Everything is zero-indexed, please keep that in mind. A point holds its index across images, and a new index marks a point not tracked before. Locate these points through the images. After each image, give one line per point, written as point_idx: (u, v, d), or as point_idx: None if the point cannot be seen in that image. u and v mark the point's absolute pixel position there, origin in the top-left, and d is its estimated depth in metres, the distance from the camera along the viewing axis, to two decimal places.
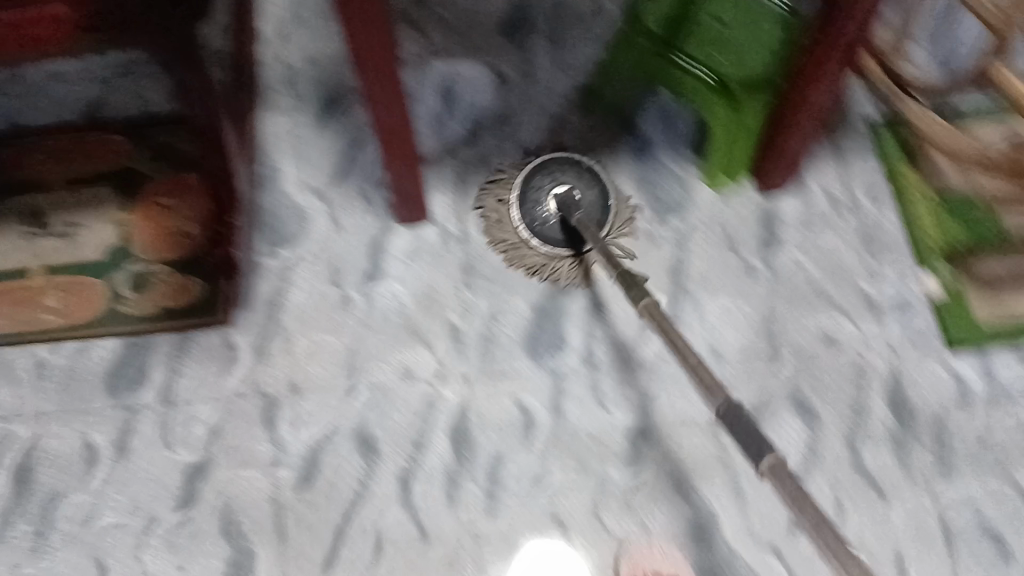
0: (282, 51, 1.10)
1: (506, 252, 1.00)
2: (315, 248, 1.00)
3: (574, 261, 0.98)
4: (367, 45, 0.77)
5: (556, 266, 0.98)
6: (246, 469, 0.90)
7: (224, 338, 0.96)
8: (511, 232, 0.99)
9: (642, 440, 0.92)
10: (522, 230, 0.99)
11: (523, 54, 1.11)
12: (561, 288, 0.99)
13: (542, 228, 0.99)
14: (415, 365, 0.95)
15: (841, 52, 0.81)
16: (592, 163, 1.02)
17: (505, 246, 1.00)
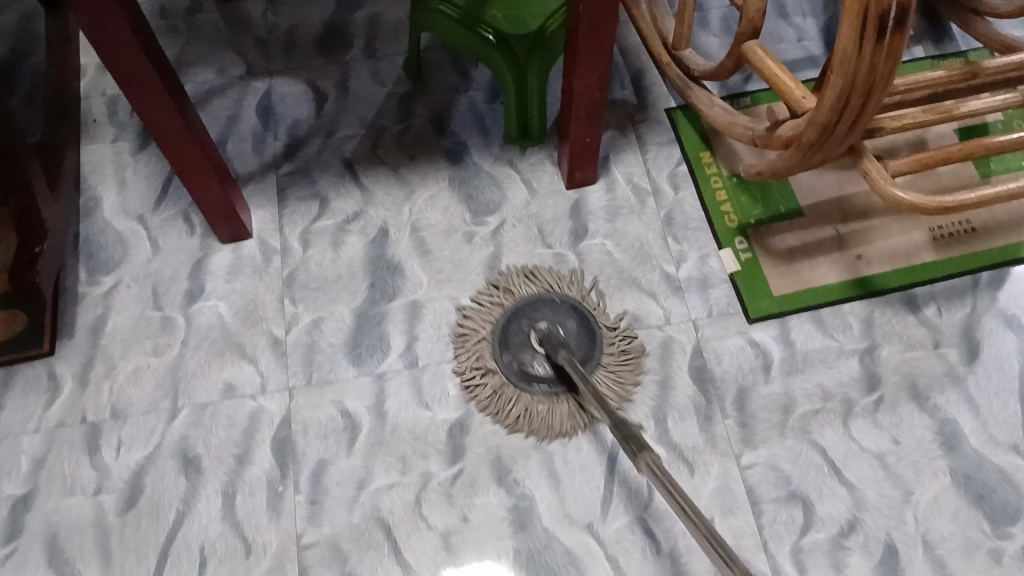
0: (121, 98, 1.19)
1: (486, 406, 0.95)
2: (141, 273, 1.04)
3: (572, 404, 0.94)
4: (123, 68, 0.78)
5: (551, 409, 0.94)
6: (69, 496, 0.91)
7: (48, 370, 0.98)
8: (483, 366, 0.97)
9: (461, 432, 0.95)
10: (502, 373, 0.96)
11: (343, 79, 1.20)
12: (547, 438, 0.94)
13: (528, 378, 0.96)
14: (237, 380, 0.97)
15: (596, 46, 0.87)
16: (569, 294, 1.01)
17: (487, 402, 0.95)
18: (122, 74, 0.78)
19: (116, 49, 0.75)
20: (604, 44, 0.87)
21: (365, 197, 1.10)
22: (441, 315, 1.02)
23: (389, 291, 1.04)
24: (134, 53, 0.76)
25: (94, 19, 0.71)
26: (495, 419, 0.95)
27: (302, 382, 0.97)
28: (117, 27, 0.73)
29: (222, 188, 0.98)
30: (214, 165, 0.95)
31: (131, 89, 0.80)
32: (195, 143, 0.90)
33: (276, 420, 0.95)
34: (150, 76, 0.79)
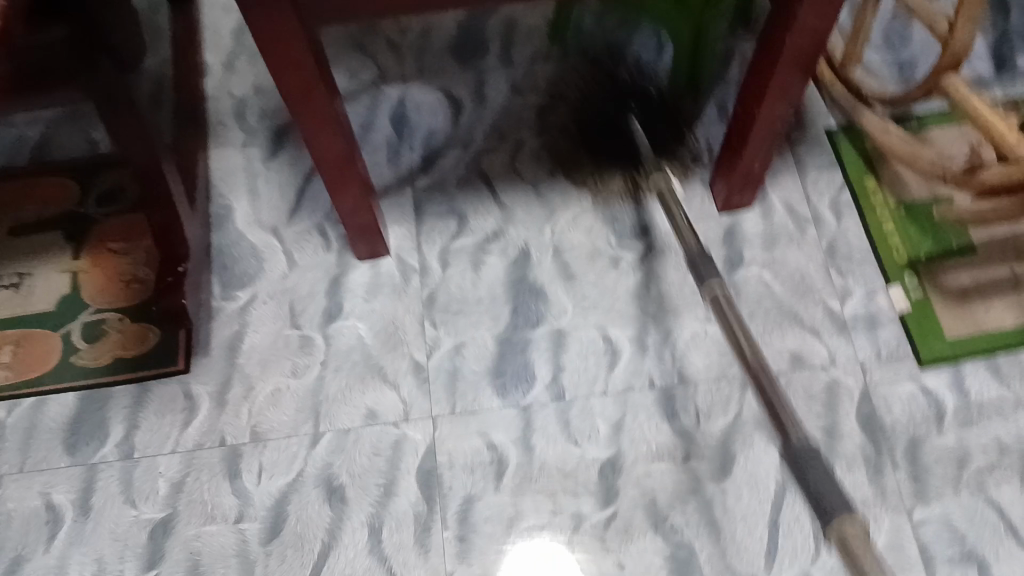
0: (250, 100, 1.15)
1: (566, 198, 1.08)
2: (277, 288, 1.01)
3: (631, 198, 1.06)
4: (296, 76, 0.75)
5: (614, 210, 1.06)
6: (211, 523, 0.88)
7: (185, 388, 0.95)
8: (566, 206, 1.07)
9: (613, 472, 0.90)
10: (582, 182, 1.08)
11: (478, 87, 1.16)
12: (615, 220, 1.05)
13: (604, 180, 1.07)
14: (378, 406, 0.94)
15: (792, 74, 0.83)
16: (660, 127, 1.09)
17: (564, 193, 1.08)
18: (288, 84, 0.76)
19: (290, 55, 0.72)
20: (803, 71, 0.82)
21: (505, 215, 1.06)
22: (589, 343, 0.97)
23: (533, 318, 0.99)
24: (302, 60, 0.73)
25: (269, 26, 0.68)
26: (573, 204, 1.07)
27: (445, 411, 0.93)
28: (292, 37, 0.70)
29: (369, 205, 0.95)
30: (361, 179, 0.92)
31: (301, 104, 0.78)
32: (348, 155, 0.87)
33: (420, 450, 0.91)
34: (317, 87, 0.76)
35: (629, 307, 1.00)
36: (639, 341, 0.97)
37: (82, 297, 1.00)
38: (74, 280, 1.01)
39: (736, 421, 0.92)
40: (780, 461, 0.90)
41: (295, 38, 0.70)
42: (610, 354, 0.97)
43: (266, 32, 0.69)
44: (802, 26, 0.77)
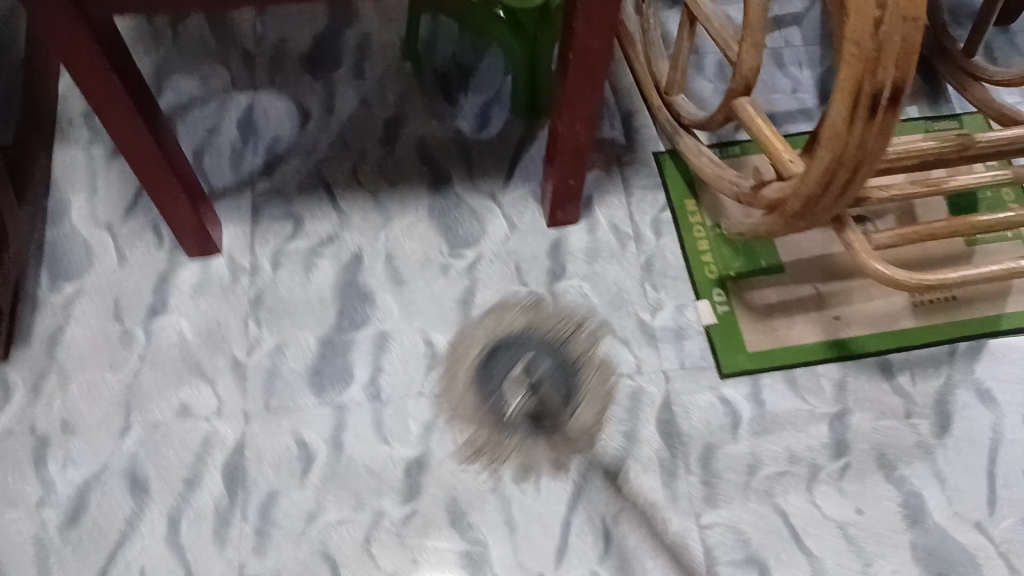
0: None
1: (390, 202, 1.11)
2: (104, 284, 1.02)
3: (441, 206, 1.10)
4: (94, 84, 0.76)
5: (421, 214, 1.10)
6: (12, 509, 0.90)
7: (2, 377, 0.96)
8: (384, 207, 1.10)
9: (418, 471, 0.93)
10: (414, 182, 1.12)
11: (328, 98, 1.19)
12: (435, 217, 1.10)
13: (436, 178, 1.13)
14: (192, 403, 0.95)
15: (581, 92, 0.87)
16: (488, 155, 1.15)
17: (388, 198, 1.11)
18: (86, 87, 0.76)
19: (82, 63, 0.73)
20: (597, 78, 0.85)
21: (340, 221, 1.09)
22: (409, 347, 1.00)
23: (358, 320, 1.02)
24: (100, 68, 0.74)
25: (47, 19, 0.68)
26: (394, 208, 1.10)
27: (259, 408, 0.95)
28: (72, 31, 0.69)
29: (186, 201, 0.95)
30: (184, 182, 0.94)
31: (101, 107, 0.78)
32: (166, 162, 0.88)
33: (229, 445, 0.93)
34: (116, 90, 0.77)
35: (452, 313, 1.03)
36: (455, 347, 1.00)
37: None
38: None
39: (539, 431, 0.96)
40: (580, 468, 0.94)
41: (94, 53, 0.72)
42: (429, 358, 1.00)
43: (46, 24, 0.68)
44: (582, 45, 0.81)
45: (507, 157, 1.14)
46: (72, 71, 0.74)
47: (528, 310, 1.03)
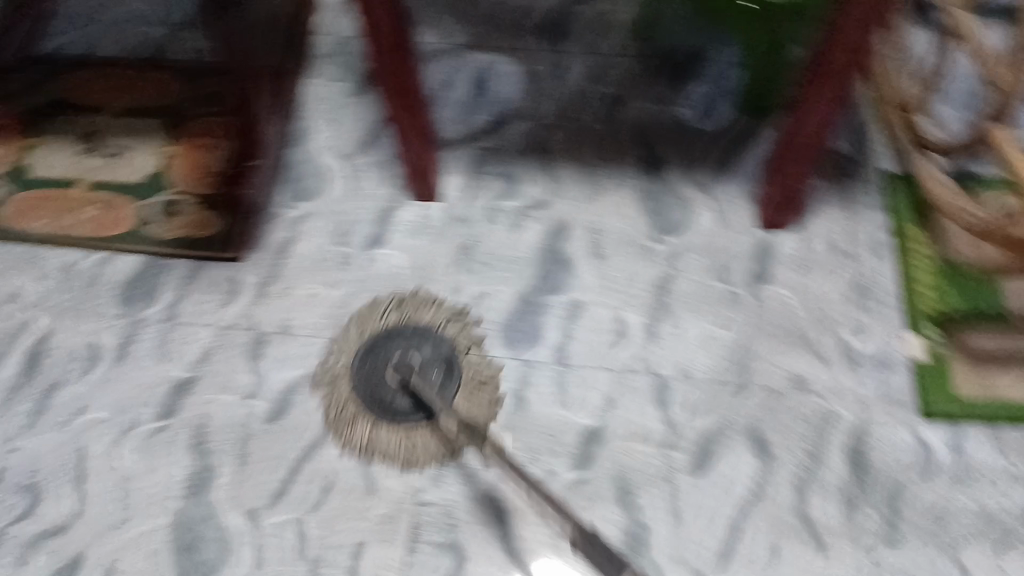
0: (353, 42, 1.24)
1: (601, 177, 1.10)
2: (333, 208, 1.09)
3: (653, 189, 1.09)
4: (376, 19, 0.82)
5: (627, 194, 1.09)
6: (223, 394, 0.97)
7: (232, 275, 1.05)
8: (594, 180, 1.10)
9: (593, 442, 0.93)
10: (626, 162, 1.11)
11: (558, 67, 1.20)
12: (643, 200, 1.08)
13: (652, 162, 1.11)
14: (390, 330, 1.00)
15: (830, 90, 0.84)
16: (710, 146, 1.12)
17: (598, 171, 1.11)
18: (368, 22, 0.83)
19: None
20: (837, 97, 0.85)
21: (553, 187, 1.10)
22: (601, 320, 1.01)
23: (555, 285, 1.03)
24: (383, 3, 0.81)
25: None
26: (603, 182, 1.10)
27: (454, 346, 1.00)
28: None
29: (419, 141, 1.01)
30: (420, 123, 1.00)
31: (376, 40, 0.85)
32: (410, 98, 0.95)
33: (422, 378, 0.98)
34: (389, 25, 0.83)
35: (647, 296, 1.02)
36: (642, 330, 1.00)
37: (167, 178, 1.12)
38: (161, 163, 1.13)
39: (715, 432, 0.94)
40: (754, 476, 0.91)
41: None
42: (617, 335, 1.00)
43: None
44: (844, 44, 0.78)
45: (728, 151, 1.12)
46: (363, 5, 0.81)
47: (722, 308, 1.01)
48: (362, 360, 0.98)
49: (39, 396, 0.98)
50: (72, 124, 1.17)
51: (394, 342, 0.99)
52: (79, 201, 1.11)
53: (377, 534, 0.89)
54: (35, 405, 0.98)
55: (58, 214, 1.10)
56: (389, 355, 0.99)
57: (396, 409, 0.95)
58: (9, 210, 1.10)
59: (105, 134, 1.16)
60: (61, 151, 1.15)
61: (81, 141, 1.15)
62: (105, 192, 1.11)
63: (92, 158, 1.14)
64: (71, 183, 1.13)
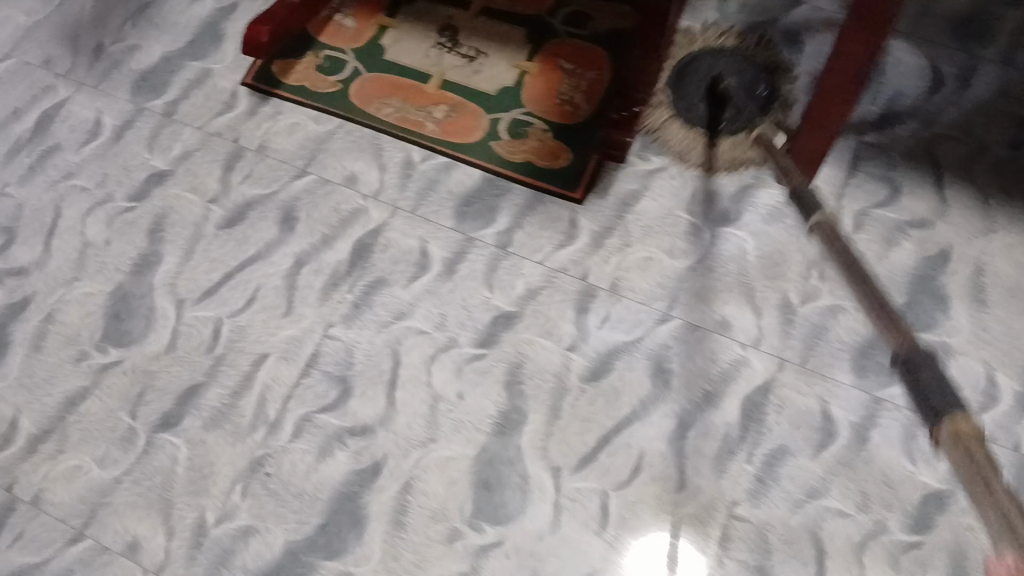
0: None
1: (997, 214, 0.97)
2: (687, 172, 1.02)
3: None
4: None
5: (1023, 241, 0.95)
6: (546, 338, 0.94)
7: (570, 215, 1.00)
8: (986, 216, 0.97)
9: (937, 508, 0.83)
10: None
11: (968, 72, 1.05)
12: None
13: None
14: (732, 322, 0.93)
15: None
16: None
17: (993, 206, 0.97)
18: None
19: None
20: None
21: (938, 208, 0.97)
22: (970, 375, 0.88)
23: (924, 321, 0.91)
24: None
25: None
26: (997, 220, 0.97)
27: (794, 357, 0.91)
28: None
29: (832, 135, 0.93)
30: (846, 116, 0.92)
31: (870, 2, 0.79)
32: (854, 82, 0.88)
33: (755, 380, 0.90)
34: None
35: None
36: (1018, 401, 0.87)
37: (521, 96, 1.07)
38: (517, 78, 1.08)
39: None
40: None
41: None
42: (988, 398, 0.87)
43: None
44: None
45: None
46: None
47: None
48: (705, 53, 1.09)
49: (363, 290, 0.98)
50: (435, 16, 1.13)
51: (714, 61, 1.09)
52: (431, 99, 1.08)
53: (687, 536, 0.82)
54: (356, 298, 0.97)
55: (409, 107, 1.07)
56: (704, 76, 1.08)
57: (692, 113, 1.06)
58: (363, 90, 1.09)
59: (465, 33, 1.12)
60: (420, 41, 1.11)
61: (441, 35, 1.12)
62: (457, 95, 1.08)
63: (451, 56, 1.10)
64: (425, 77, 1.09)
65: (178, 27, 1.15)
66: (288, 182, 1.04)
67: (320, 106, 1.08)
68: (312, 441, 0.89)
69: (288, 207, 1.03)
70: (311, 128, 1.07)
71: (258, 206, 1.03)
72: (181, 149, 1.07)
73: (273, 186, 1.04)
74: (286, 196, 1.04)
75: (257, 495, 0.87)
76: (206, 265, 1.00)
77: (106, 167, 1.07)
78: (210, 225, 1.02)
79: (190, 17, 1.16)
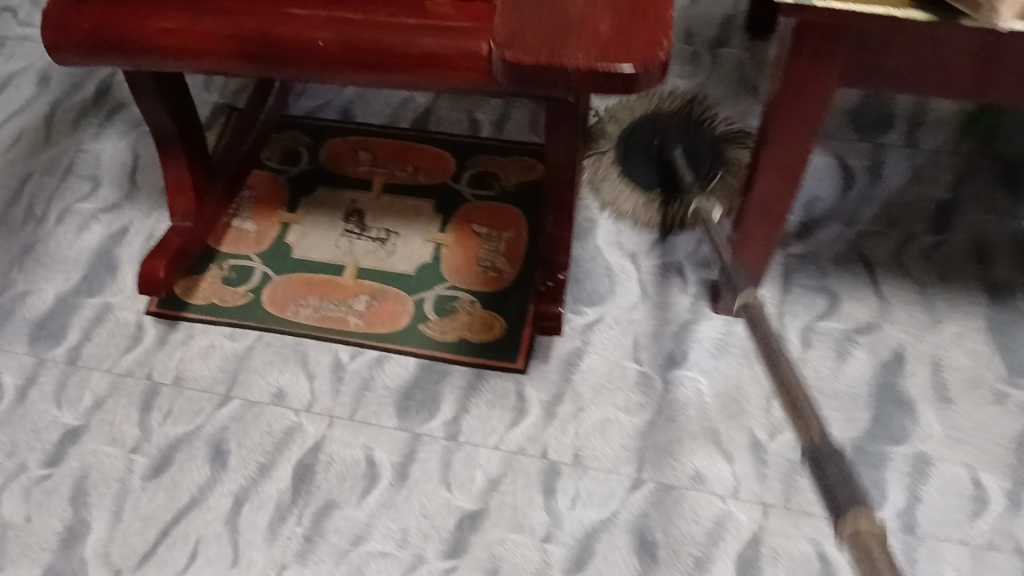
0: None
1: (938, 304, 0.95)
2: (625, 317, 0.98)
3: (1001, 322, 0.93)
4: (800, 77, 0.67)
5: (967, 326, 0.93)
6: (516, 533, 0.87)
7: (516, 387, 0.95)
8: (927, 309, 0.95)
9: None
10: (970, 290, 0.96)
11: (875, 162, 1.06)
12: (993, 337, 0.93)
13: (999, 291, 0.95)
14: (706, 474, 0.88)
15: None
16: None
17: (933, 296, 0.96)
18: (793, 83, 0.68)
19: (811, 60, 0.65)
20: None
21: (881, 308, 0.95)
22: (953, 480, 0.86)
23: (894, 433, 0.88)
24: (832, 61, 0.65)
25: (801, 75, 0.67)
26: (942, 309, 0.95)
27: (775, 500, 0.86)
28: (820, 86, 0.68)
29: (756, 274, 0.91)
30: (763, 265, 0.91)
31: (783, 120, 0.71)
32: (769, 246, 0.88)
33: (742, 534, 0.84)
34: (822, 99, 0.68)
35: (1007, 458, 0.87)
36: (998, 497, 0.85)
37: (442, 270, 1.03)
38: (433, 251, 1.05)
39: None
40: None
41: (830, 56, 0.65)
42: (976, 501, 0.85)
43: (792, 71, 0.67)
44: None
45: None
46: (796, 56, 0.65)
47: None
48: (646, 118, 1.02)
49: (313, 517, 0.90)
50: (339, 201, 1.09)
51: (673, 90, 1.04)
52: (349, 290, 1.03)
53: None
54: (307, 529, 0.90)
55: (328, 303, 1.03)
56: (647, 139, 1.01)
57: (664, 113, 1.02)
58: (277, 294, 1.04)
59: (372, 214, 1.08)
60: (329, 231, 1.07)
61: (349, 221, 1.08)
62: (375, 281, 1.03)
63: (362, 242, 1.06)
64: (340, 269, 1.05)
65: (68, 265, 1.09)
66: (213, 412, 0.98)
67: (236, 321, 1.03)
68: None
69: (217, 440, 0.96)
70: (228, 348, 1.02)
71: (186, 442, 0.97)
72: (92, 397, 1.00)
73: (197, 420, 0.98)
74: (214, 427, 0.97)
75: None
76: (139, 523, 0.92)
77: (10, 433, 0.98)
78: (135, 479, 0.95)
79: (78, 248, 1.10)
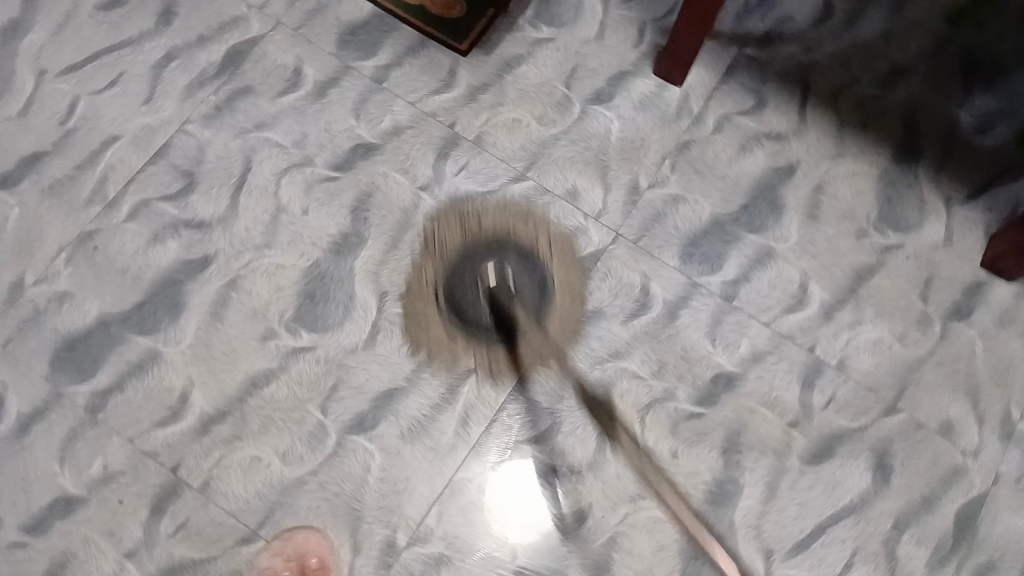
0: None
1: (845, 145, 1.01)
2: (574, 47, 1.02)
3: (892, 180, 1.00)
4: None
5: (859, 170, 1.00)
6: (400, 175, 0.95)
7: (451, 65, 1.00)
8: (833, 145, 1.01)
9: (724, 386, 0.90)
10: (879, 146, 1.01)
11: (858, 10, 1.07)
12: (879, 191, 0.99)
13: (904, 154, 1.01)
14: (581, 193, 0.96)
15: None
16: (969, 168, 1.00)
17: (846, 137, 1.02)
18: None
19: None
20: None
21: (797, 127, 1.02)
22: (785, 277, 0.95)
23: (756, 225, 0.97)
24: None
25: None
26: (850, 147, 1.01)
27: (628, 233, 0.95)
28: None
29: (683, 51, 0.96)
30: (690, 52, 0.96)
31: None
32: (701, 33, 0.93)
33: (588, 248, 0.94)
34: None
35: (840, 279, 0.96)
36: (810, 300, 0.95)
37: (540, 282, 0.92)
38: (564, 263, 0.93)
39: (830, 430, 0.90)
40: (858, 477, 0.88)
41: None
42: (795, 299, 0.94)
43: None
44: None
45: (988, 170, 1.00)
46: None
47: (900, 321, 0.94)
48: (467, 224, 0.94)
49: (227, 94, 0.96)
50: None
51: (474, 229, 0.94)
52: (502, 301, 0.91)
53: (479, 375, 0.88)
54: (220, 102, 0.95)
55: (480, 319, 0.91)
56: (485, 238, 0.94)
57: (480, 264, 0.92)
58: None
59: None
60: None
61: None
62: (504, 278, 0.92)
63: None
64: None
65: None
66: None
67: None
68: (147, 223, 0.89)
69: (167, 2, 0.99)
70: None
71: None
72: None
73: None
74: None
75: (80, 267, 0.87)
76: (75, 42, 0.97)
77: None
78: (85, 5, 0.99)
79: None
